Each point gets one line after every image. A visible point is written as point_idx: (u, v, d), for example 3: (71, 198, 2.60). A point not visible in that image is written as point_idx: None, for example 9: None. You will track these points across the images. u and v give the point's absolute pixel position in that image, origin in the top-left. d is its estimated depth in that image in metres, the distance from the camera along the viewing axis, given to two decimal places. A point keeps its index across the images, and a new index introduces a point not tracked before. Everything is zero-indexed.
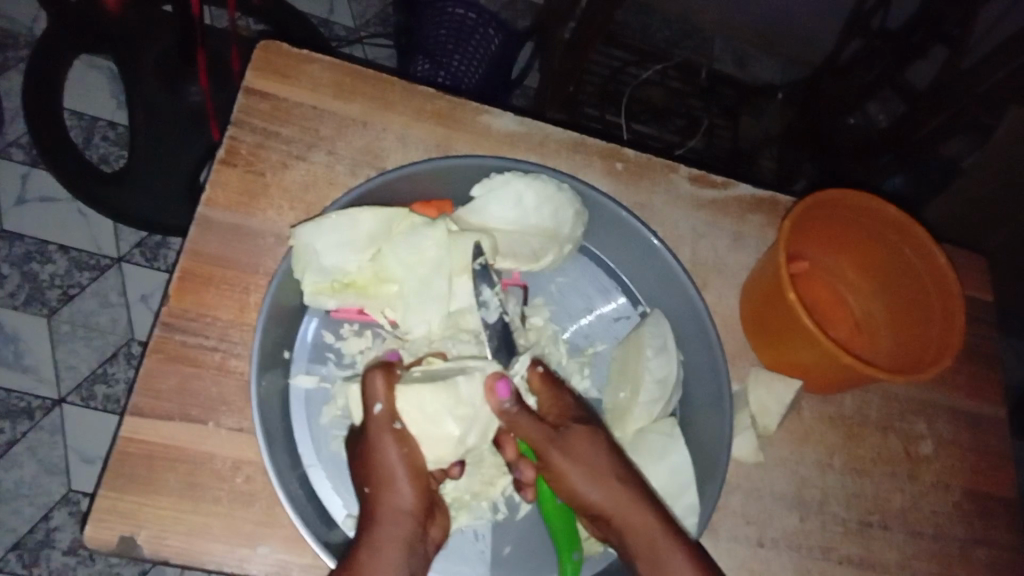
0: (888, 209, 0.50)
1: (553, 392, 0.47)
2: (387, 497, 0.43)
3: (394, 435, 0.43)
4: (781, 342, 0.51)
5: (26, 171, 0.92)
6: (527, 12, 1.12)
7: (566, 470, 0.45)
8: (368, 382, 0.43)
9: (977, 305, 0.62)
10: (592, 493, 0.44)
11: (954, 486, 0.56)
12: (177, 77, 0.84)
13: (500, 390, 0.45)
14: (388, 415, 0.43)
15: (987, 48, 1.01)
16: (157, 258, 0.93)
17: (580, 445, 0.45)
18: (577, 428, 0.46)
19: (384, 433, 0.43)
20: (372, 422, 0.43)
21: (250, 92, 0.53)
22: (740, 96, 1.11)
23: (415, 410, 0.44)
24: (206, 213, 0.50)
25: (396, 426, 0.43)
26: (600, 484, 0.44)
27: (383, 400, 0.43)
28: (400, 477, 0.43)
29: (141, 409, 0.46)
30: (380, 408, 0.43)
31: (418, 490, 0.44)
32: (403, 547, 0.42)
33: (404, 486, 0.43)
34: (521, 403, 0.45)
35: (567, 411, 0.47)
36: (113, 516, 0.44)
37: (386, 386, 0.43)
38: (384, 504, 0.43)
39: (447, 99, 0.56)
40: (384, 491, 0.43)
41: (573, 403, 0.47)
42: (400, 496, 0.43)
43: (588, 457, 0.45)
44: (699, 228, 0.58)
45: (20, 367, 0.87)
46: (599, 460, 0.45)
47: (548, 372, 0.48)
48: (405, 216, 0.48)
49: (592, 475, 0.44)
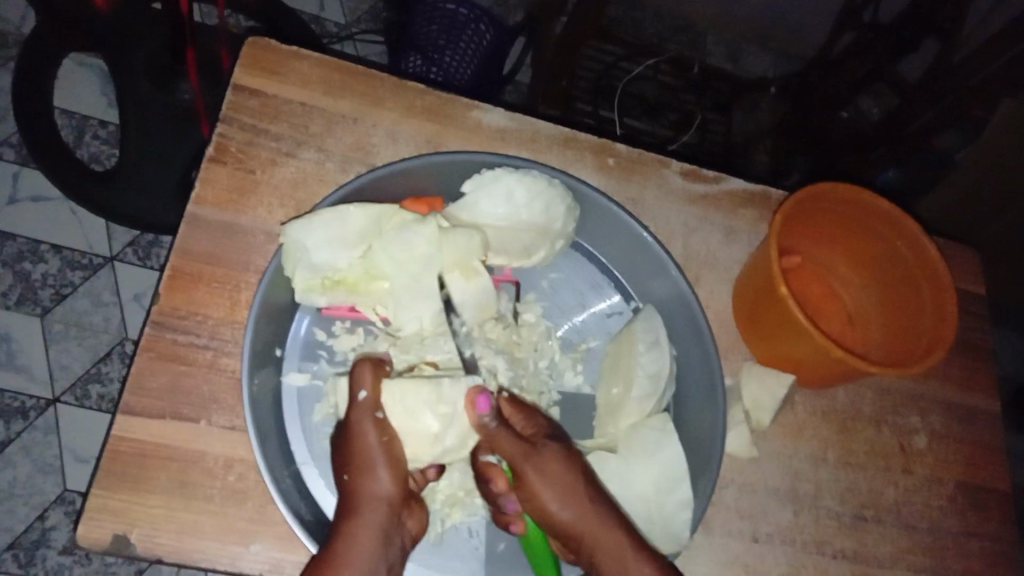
0: (879, 203, 0.50)
1: (524, 411, 0.46)
2: (366, 484, 0.43)
3: (376, 424, 0.44)
4: (775, 338, 0.51)
5: (17, 170, 0.92)
6: (519, 6, 1.11)
7: (541, 488, 0.44)
8: (356, 372, 0.44)
9: (969, 297, 0.62)
10: (562, 511, 0.44)
11: (946, 478, 0.57)
12: (165, 73, 0.84)
13: (479, 404, 0.45)
14: (370, 404, 0.44)
15: (978, 40, 1.01)
16: (149, 256, 0.93)
17: (555, 464, 0.45)
18: (551, 449, 0.45)
19: (365, 421, 0.44)
20: (357, 408, 0.44)
21: (239, 89, 0.53)
22: (733, 90, 1.11)
23: (396, 404, 0.44)
24: (196, 211, 0.50)
25: (378, 416, 0.44)
26: (571, 504, 0.44)
27: (369, 389, 0.44)
28: (379, 465, 0.43)
29: (133, 408, 0.45)
30: (365, 395, 0.44)
31: (396, 479, 0.44)
32: (378, 534, 0.42)
33: (381, 472, 0.43)
34: (500, 417, 0.46)
35: (541, 428, 0.46)
36: (106, 516, 0.44)
37: (374, 377, 0.44)
38: (361, 489, 0.43)
39: (437, 94, 0.56)
40: (362, 477, 0.43)
41: (547, 421, 0.47)
42: (377, 483, 0.43)
43: (561, 479, 0.44)
44: (691, 222, 0.58)
45: (12, 368, 0.87)
46: (570, 481, 0.44)
47: (516, 397, 0.47)
48: (395, 212, 0.48)
49: (565, 496, 0.44)
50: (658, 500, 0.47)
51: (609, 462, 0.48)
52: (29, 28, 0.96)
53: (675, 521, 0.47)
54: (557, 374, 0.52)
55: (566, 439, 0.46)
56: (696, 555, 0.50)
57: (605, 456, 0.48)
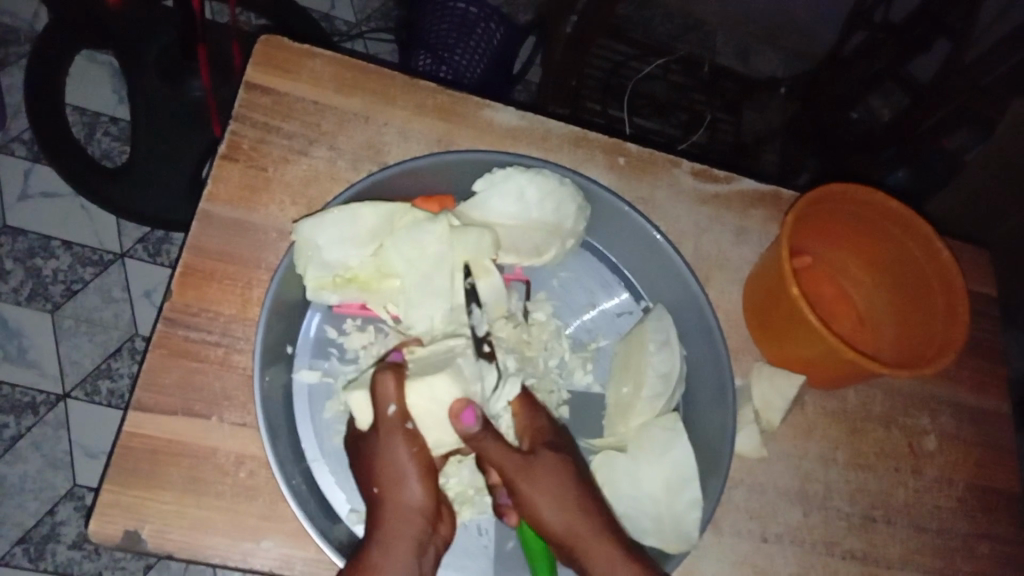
0: (891, 205, 0.50)
1: (528, 413, 0.47)
2: (396, 496, 0.43)
3: (405, 435, 0.44)
4: (786, 338, 0.51)
5: (28, 167, 0.92)
6: (529, 5, 1.11)
7: (532, 496, 0.44)
8: (379, 384, 0.43)
9: (981, 299, 0.62)
10: (554, 520, 0.44)
11: (957, 480, 0.56)
12: (179, 70, 0.84)
13: (464, 418, 0.44)
14: (399, 417, 0.44)
15: (989, 41, 1.01)
16: (159, 253, 0.93)
17: (545, 473, 0.45)
18: (544, 456, 0.45)
19: (395, 432, 0.44)
20: (384, 423, 0.44)
21: (252, 87, 0.53)
22: (743, 89, 1.11)
23: (427, 398, 0.44)
24: (208, 208, 0.50)
25: (408, 426, 0.44)
26: (562, 513, 0.44)
27: (396, 401, 0.43)
28: (411, 474, 0.44)
29: (144, 404, 0.46)
30: (393, 408, 0.43)
31: (429, 489, 0.44)
32: (412, 544, 0.43)
33: (413, 483, 0.44)
34: (487, 428, 0.44)
35: (540, 434, 0.47)
36: (118, 511, 0.44)
37: (397, 386, 0.43)
38: (393, 502, 0.43)
39: (449, 93, 0.56)
40: (392, 489, 0.43)
41: (546, 425, 0.47)
42: (409, 494, 0.44)
43: (552, 487, 0.45)
44: (701, 222, 0.58)
45: (23, 363, 0.87)
46: (564, 487, 0.45)
47: (528, 397, 0.48)
48: (406, 211, 0.48)
49: (559, 502, 0.44)
50: (668, 500, 0.47)
51: (617, 460, 0.48)
52: (41, 25, 0.97)
53: (687, 521, 0.47)
54: (568, 373, 0.52)
55: (562, 449, 0.46)
56: (704, 555, 0.50)
57: (613, 455, 0.48)
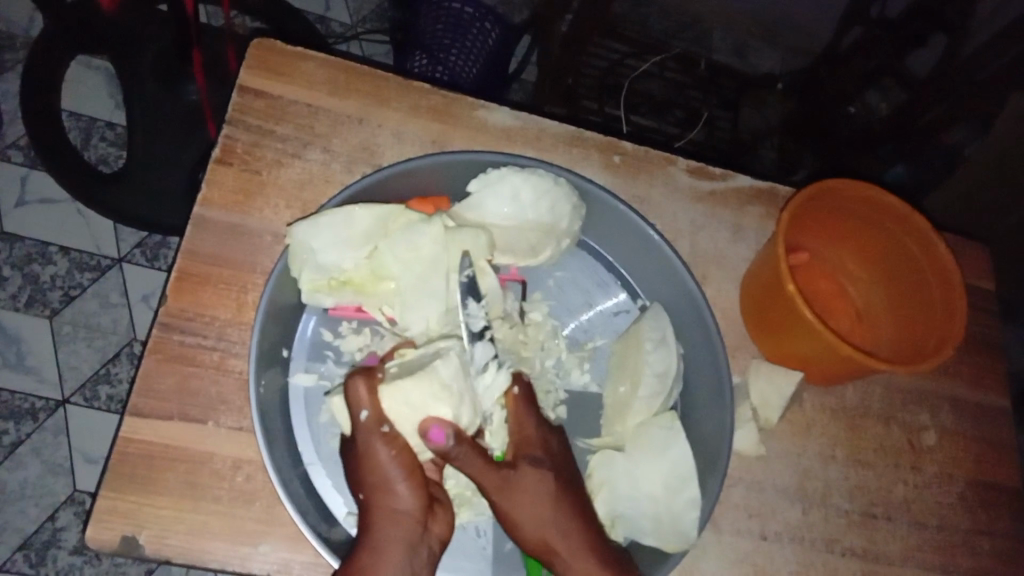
0: (887, 199, 0.49)
1: (516, 420, 0.47)
2: (383, 501, 0.43)
3: (383, 438, 0.43)
4: (783, 336, 0.51)
5: (25, 173, 0.92)
6: (525, 4, 1.11)
7: (512, 512, 0.45)
8: (350, 389, 0.43)
9: (979, 293, 0.62)
10: (533, 535, 0.45)
11: (957, 476, 0.56)
12: (175, 75, 0.84)
13: (432, 436, 0.43)
14: (375, 421, 0.43)
15: (984, 35, 1.01)
16: (157, 258, 0.93)
17: (527, 490, 0.45)
18: (528, 473, 0.46)
19: (373, 438, 0.43)
20: (360, 429, 0.43)
21: (246, 91, 0.53)
22: (740, 85, 1.11)
23: (401, 403, 0.44)
24: (203, 213, 0.50)
25: (384, 430, 0.44)
26: (540, 530, 0.45)
27: (369, 406, 0.43)
28: (395, 478, 0.43)
29: (141, 409, 0.46)
30: (366, 413, 0.43)
31: (416, 491, 0.44)
32: (404, 545, 0.43)
33: (399, 487, 0.43)
34: (459, 445, 0.44)
35: (527, 445, 0.47)
36: (114, 517, 0.44)
37: (369, 392, 0.43)
38: (381, 506, 0.43)
39: (443, 94, 0.56)
40: (378, 494, 0.43)
41: (533, 436, 0.47)
42: (396, 499, 0.43)
43: (531, 505, 0.45)
44: (697, 220, 0.58)
45: (22, 369, 0.87)
46: (541, 505, 0.45)
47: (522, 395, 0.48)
48: (401, 212, 0.48)
49: (539, 521, 0.45)
50: (667, 500, 0.46)
51: (616, 460, 0.48)
52: (37, 30, 0.97)
53: (686, 520, 0.46)
54: (564, 373, 0.51)
55: (547, 463, 0.47)
56: (703, 554, 0.50)
57: (612, 455, 0.48)
